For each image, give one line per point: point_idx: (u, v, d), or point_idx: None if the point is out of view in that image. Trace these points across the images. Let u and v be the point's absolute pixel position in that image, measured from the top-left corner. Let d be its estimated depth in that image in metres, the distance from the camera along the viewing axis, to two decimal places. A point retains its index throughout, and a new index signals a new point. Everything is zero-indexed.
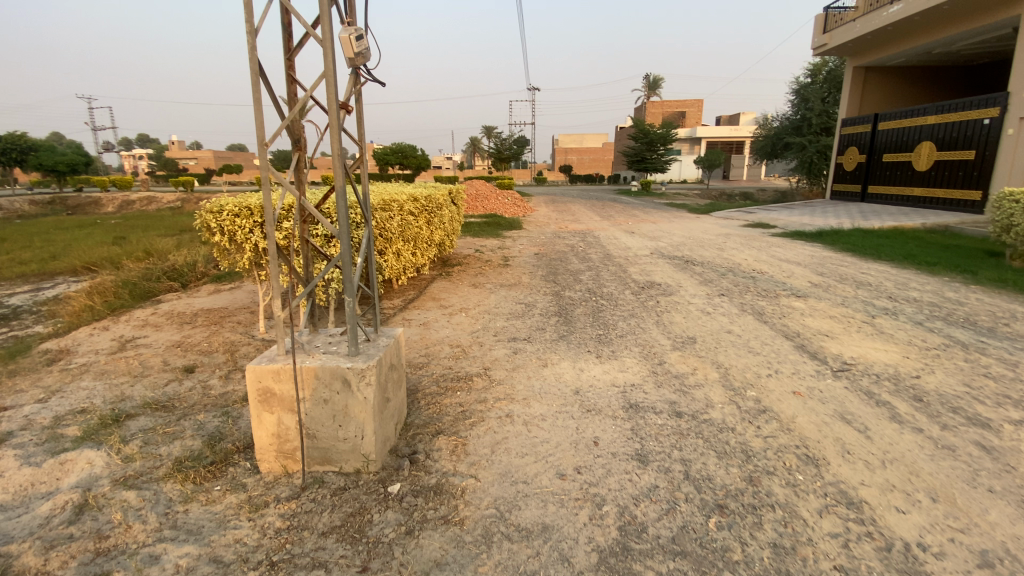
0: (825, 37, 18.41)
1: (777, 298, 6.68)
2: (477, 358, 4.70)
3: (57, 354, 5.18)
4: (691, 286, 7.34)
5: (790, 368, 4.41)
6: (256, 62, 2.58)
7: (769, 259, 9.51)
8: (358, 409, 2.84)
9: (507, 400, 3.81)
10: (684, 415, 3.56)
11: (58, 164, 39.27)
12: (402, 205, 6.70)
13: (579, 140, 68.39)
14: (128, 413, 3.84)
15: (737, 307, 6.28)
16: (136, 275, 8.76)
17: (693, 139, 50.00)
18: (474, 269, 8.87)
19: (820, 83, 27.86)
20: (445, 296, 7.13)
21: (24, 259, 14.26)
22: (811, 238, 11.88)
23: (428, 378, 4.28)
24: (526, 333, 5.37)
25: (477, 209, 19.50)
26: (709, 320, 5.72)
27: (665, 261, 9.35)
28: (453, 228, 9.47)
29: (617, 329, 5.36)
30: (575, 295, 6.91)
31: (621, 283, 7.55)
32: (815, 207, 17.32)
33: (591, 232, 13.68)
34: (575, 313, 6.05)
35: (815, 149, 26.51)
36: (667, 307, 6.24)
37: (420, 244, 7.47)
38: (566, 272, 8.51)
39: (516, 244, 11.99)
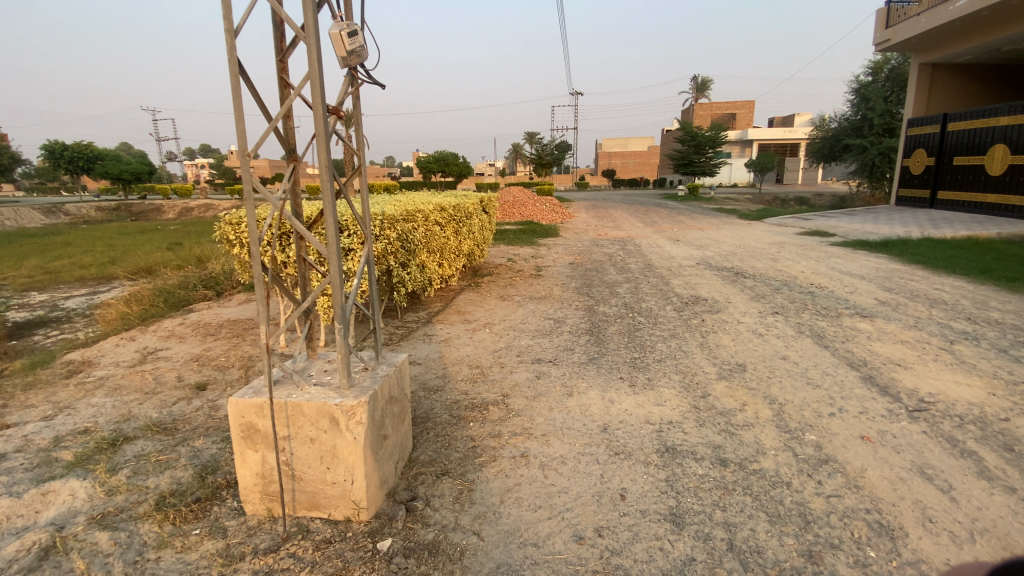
0: (887, 33, 16.99)
1: (839, 318, 5.97)
2: (496, 382, 4.32)
3: (79, 367, 5.24)
4: (739, 303, 6.70)
5: (856, 405, 3.78)
6: (236, 64, 2.33)
7: (829, 272, 8.67)
8: (346, 451, 2.50)
9: (524, 436, 3.40)
10: (730, 465, 3.05)
11: (125, 173, 41.81)
12: (428, 215, 6.41)
13: (623, 144, 67.20)
14: (127, 436, 3.71)
15: (793, 328, 5.63)
16: (174, 282, 8.94)
17: (743, 142, 48.02)
18: (505, 281, 8.51)
19: (883, 81, 26.01)
20: (471, 310, 6.80)
21: (86, 263, 15.11)
22: (876, 248, 10.84)
23: (442, 405, 3.94)
24: (553, 354, 4.94)
25: (514, 215, 19.24)
26: (759, 344, 5.12)
27: (711, 273, 8.69)
28: (484, 238, 9.17)
29: (654, 353, 4.86)
30: (610, 311, 6.43)
31: (661, 298, 7.00)
32: (879, 214, 16.00)
33: (631, 240, 13.11)
34: (609, 332, 5.57)
35: (878, 151, 24.72)
36: (711, 327, 5.66)
37: (447, 255, 7.18)
38: (602, 285, 8.01)
39: (552, 252, 11.57)
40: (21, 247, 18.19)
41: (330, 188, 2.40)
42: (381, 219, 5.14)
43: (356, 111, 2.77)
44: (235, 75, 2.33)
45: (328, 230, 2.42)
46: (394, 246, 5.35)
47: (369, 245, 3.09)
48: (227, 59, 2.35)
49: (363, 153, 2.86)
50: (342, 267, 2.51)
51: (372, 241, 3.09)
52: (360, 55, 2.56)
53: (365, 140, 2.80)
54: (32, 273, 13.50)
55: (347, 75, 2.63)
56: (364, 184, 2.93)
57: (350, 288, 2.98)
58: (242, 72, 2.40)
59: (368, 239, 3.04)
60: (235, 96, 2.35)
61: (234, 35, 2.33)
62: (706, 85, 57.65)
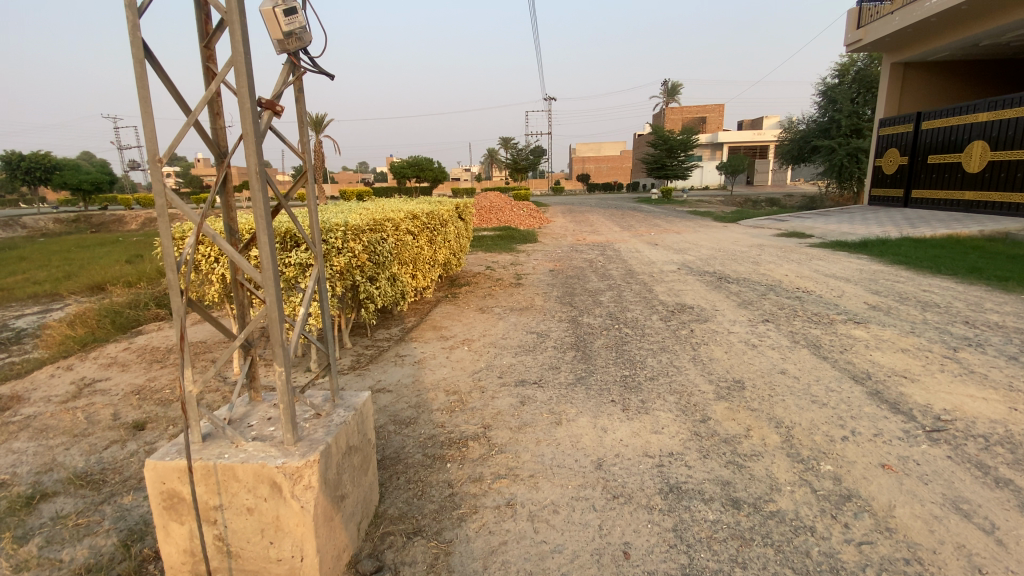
0: (860, 33, 17.26)
1: (832, 325, 5.71)
2: (476, 411, 3.88)
3: (4, 403, 4.58)
4: (729, 310, 6.40)
5: (869, 427, 3.48)
6: (139, 47, 1.88)
7: (813, 275, 8.50)
8: (292, 522, 2.05)
9: (509, 478, 2.98)
10: (744, 506, 2.67)
11: (83, 183, 39.91)
12: (399, 223, 5.94)
13: (597, 148, 67.59)
14: (48, 491, 3.08)
15: (787, 337, 5.34)
16: (123, 301, 8.21)
17: (714, 144, 48.57)
18: (483, 291, 8.06)
19: (848, 84, 26.47)
20: (448, 325, 6.36)
21: (36, 278, 14.06)
22: (854, 249, 10.78)
23: (414, 442, 3.49)
24: (537, 375, 4.52)
25: (491, 221, 18.83)
26: (755, 356, 4.80)
27: (695, 278, 8.43)
28: (460, 246, 8.74)
29: (646, 369, 4.50)
30: (595, 323, 6.05)
31: (647, 307, 6.66)
32: (854, 214, 16.13)
33: (611, 245, 12.83)
34: (595, 347, 5.18)
35: (846, 152, 25.13)
36: (704, 339, 5.32)
37: (421, 266, 6.72)
38: (584, 293, 7.66)
39: (531, 259, 11.17)
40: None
41: (262, 198, 1.97)
42: (344, 231, 4.65)
43: (300, 107, 2.34)
44: (138, 58, 1.89)
45: (260, 252, 1.97)
46: (361, 258, 4.87)
47: (319, 266, 2.64)
48: (129, 41, 1.90)
49: (310, 158, 2.42)
50: (280, 297, 2.06)
51: (323, 262, 2.64)
52: (300, 38, 2.13)
53: (311, 142, 2.36)
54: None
55: (287, 63, 2.20)
56: (311, 194, 2.49)
57: (297, 318, 2.53)
58: (149, 57, 1.96)
59: (318, 259, 2.59)
60: (140, 85, 1.91)
61: (136, 12, 1.89)
62: (677, 89, 58.24)
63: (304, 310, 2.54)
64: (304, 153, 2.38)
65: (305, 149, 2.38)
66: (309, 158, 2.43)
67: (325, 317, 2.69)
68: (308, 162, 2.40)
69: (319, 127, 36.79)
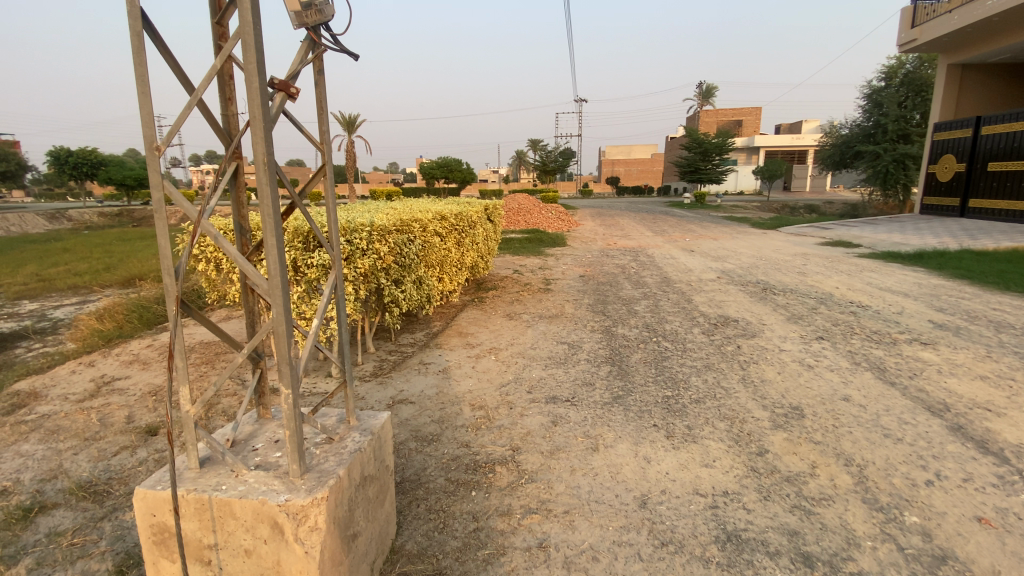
0: (915, 32, 16.27)
1: (895, 346, 5.19)
2: (504, 431, 3.56)
3: (22, 399, 4.47)
4: (777, 326, 5.93)
5: (956, 470, 3.03)
6: (136, 15, 1.62)
7: (866, 288, 7.91)
8: (295, 569, 1.79)
9: (541, 514, 2.66)
10: (817, 564, 2.29)
11: (128, 178, 41.42)
12: (426, 224, 5.65)
13: (627, 151, 66.66)
14: (48, 502, 2.88)
15: (846, 358, 4.86)
16: (152, 295, 8.18)
17: (750, 149, 47.22)
18: (511, 296, 7.75)
19: (896, 87, 25.16)
20: (474, 331, 6.07)
21: (78, 270, 14.42)
22: (908, 261, 10.07)
23: (436, 463, 3.20)
24: (570, 392, 4.17)
25: (519, 222, 18.55)
26: (812, 380, 4.35)
27: (737, 288, 7.95)
28: (489, 248, 8.46)
29: (691, 391, 4.12)
30: (631, 335, 5.66)
31: (686, 320, 6.24)
32: (904, 224, 15.23)
33: (644, 250, 12.36)
34: (632, 362, 4.81)
35: (892, 158, 23.94)
36: (752, 358, 4.88)
37: (448, 269, 6.44)
38: (619, 301, 7.28)
39: (560, 263, 10.82)
40: (10, 253, 17.50)
41: (271, 193, 1.68)
42: (370, 231, 4.36)
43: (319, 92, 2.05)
44: (133, 26, 1.63)
45: (267, 257, 1.69)
46: (387, 260, 4.59)
47: (337, 272, 2.34)
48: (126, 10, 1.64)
49: (329, 150, 2.13)
50: (289, 309, 1.77)
51: (341, 267, 2.35)
52: (320, 10, 1.85)
53: (330, 132, 2.07)
54: (18, 280, 12.83)
55: (305, 40, 1.92)
56: (329, 191, 2.19)
57: (309, 328, 2.24)
58: (149, 29, 1.70)
59: (336, 263, 2.30)
60: (137, 61, 1.64)
61: None
62: (711, 92, 56.89)
63: (317, 320, 2.25)
64: (323, 144, 2.09)
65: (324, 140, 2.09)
66: (328, 150, 2.13)
67: (342, 327, 2.40)
68: (327, 155, 2.11)
69: (353, 127, 37.24)
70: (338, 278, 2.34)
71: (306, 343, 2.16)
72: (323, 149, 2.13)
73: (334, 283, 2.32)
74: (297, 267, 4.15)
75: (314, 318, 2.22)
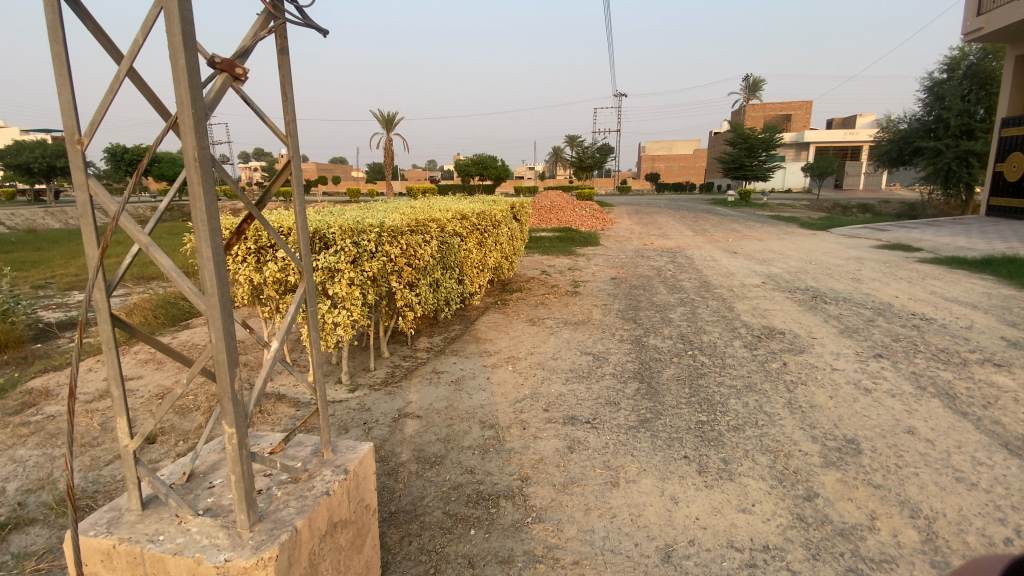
0: (980, 21, 14.88)
1: (966, 367, 4.55)
2: (513, 455, 3.22)
3: (34, 398, 4.43)
4: (826, 341, 5.35)
5: None
6: None
7: (929, 297, 7.15)
8: None
9: (546, 565, 2.30)
10: None
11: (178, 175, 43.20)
12: (445, 223, 5.35)
13: (667, 147, 64.91)
14: (25, 518, 2.73)
15: (908, 381, 4.28)
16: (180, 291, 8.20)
17: (798, 144, 45.00)
18: (536, 299, 7.38)
19: (958, 80, 23.19)
20: (495, 337, 5.74)
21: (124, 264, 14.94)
22: (976, 267, 9.12)
23: (436, 492, 2.88)
24: (590, 412, 3.79)
25: (551, 221, 18.15)
26: (869, 408, 3.82)
27: (782, 296, 7.34)
28: (515, 248, 8.13)
29: (728, 417, 3.67)
30: (662, 346, 5.21)
31: (724, 331, 5.72)
32: (970, 226, 14.00)
33: (681, 252, 11.75)
34: (662, 379, 4.37)
35: (955, 154, 22.15)
36: (798, 379, 4.36)
37: (468, 271, 6.13)
38: (651, 307, 6.81)
39: (591, 264, 10.38)
40: (69, 245, 18.40)
41: (205, 194, 1.39)
42: (380, 232, 4.06)
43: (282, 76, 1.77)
44: None
45: (201, 273, 1.39)
46: (398, 263, 4.29)
47: (308, 284, 2.01)
48: None
49: (297, 144, 1.82)
50: (232, 335, 1.48)
51: (313, 279, 2.03)
52: None
53: (295, 125, 1.76)
54: (71, 271, 13.36)
55: (262, 13, 1.63)
56: (297, 191, 1.88)
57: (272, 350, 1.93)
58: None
59: (306, 274, 1.98)
60: None
61: None
62: (757, 85, 54.58)
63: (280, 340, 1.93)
64: (288, 137, 1.78)
65: (288, 132, 1.77)
66: (295, 144, 1.82)
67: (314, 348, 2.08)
68: (294, 150, 1.80)
69: (390, 126, 37.60)
70: (309, 292, 2.01)
71: (263, 366, 1.85)
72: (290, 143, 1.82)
73: (306, 297, 2.00)
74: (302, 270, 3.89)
75: (276, 339, 1.90)
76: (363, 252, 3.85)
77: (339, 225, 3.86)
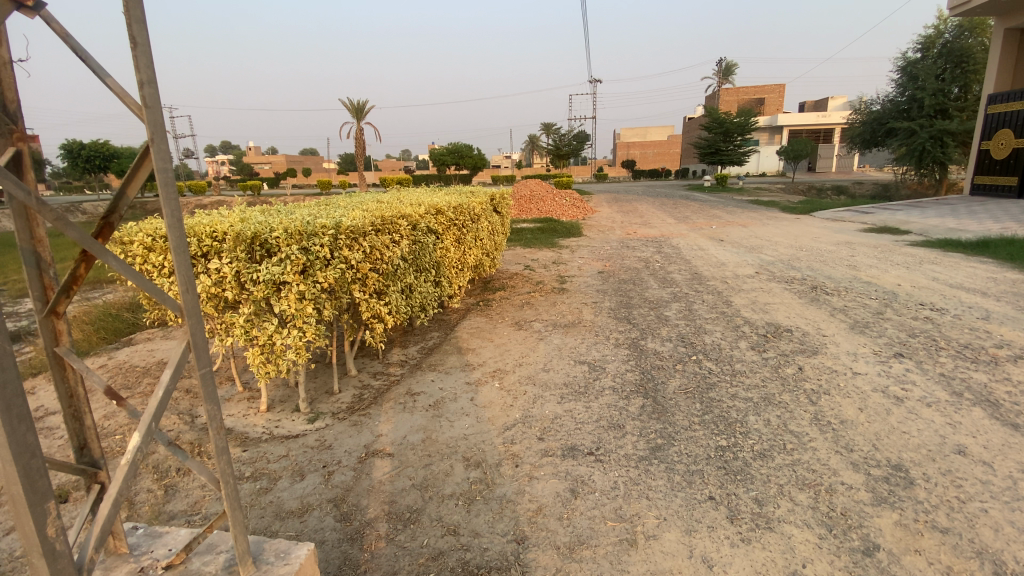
0: None
1: (997, 366, 4.16)
2: (506, 505, 2.66)
3: None
4: (840, 339, 4.90)
5: None
6: None
7: (934, 284, 6.82)
8: None
9: None
10: None
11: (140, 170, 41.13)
12: (417, 218, 4.71)
13: (643, 134, 64.65)
14: None
15: (940, 386, 3.85)
16: (124, 299, 7.31)
17: (773, 128, 45.12)
18: (520, 299, 6.80)
19: (933, 58, 23.07)
20: (477, 343, 5.18)
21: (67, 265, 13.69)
22: (971, 250, 8.88)
23: (412, 564, 2.31)
24: (593, 440, 3.24)
25: (531, 210, 17.56)
26: (907, 424, 3.35)
27: (782, 287, 6.91)
28: (496, 243, 7.52)
29: (752, 441, 3.17)
30: (664, 351, 4.67)
31: (728, 330, 5.22)
32: (956, 207, 13.88)
33: (667, 240, 11.31)
34: (669, 393, 3.84)
35: (928, 134, 22.17)
36: (821, 388, 3.88)
37: (445, 271, 5.51)
38: (645, 304, 6.31)
39: (576, 256, 9.83)
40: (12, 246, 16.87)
41: None
42: (336, 234, 3.41)
43: (123, 9, 1.18)
44: None
45: None
46: (361, 269, 3.65)
47: (194, 327, 1.45)
48: None
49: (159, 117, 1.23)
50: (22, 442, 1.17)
51: (201, 320, 1.46)
52: None
53: (150, 87, 1.17)
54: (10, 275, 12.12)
55: None
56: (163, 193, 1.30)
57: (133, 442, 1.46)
58: None
59: (187, 314, 1.41)
60: None
61: None
62: (731, 69, 54.46)
63: (147, 426, 1.47)
64: (143, 109, 1.18)
65: (142, 99, 1.19)
66: (159, 121, 1.23)
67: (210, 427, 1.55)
68: (152, 127, 1.20)
69: (361, 113, 36.26)
70: (195, 341, 1.44)
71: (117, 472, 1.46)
72: (146, 117, 1.23)
73: (192, 351, 1.45)
74: (241, 283, 3.23)
75: (139, 425, 1.45)
76: (315, 257, 3.21)
77: (285, 227, 3.21)
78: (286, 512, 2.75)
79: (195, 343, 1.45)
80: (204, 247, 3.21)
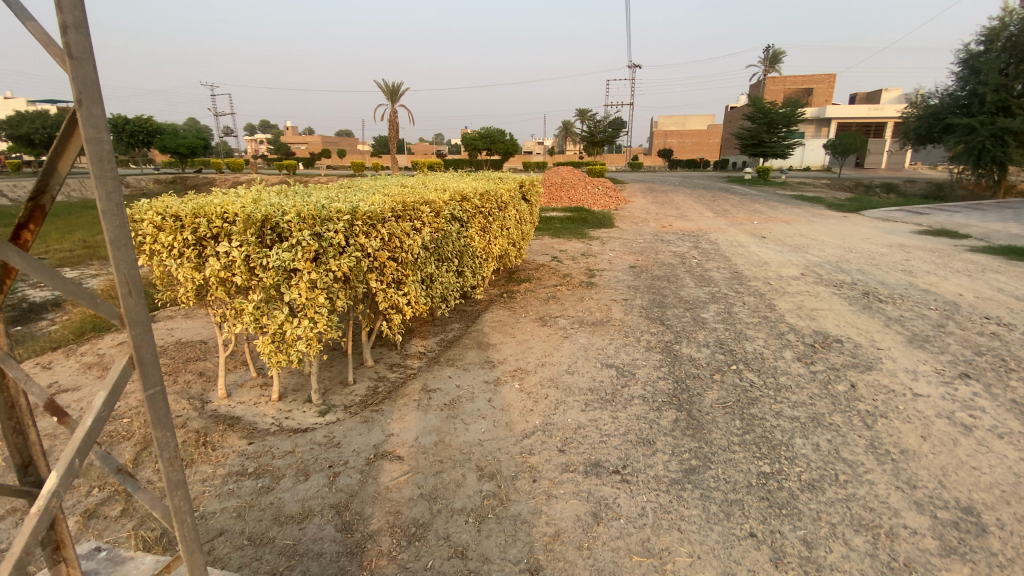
0: None
1: None
2: (521, 526, 2.42)
3: None
4: (896, 354, 4.45)
5: None
6: None
7: (1002, 296, 6.20)
8: None
9: None
10: None
11: (181, 147, 42.13)
12: (441, 205, 4.46)
13: (682, 123, 62.74)
14: None
15: (1016, 416, 3.41)
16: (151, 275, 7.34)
17: (819, 120, 43.01)
18: (546, 292, 6.51)
19: (997, 52, 20.98)
20: (499, 338, 4.93)
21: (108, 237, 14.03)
22: None
23: None
24: (619, 456, 2.96)
25: (561, 199, 17.14)
26: (978, 458, 2.95)
27: (829, 291, 6.41)
28: (523, 233, 7.24)
29: (799, 469, 2.83)
30: (701, 358, 4.32)
31: (771, 337, 4.82)
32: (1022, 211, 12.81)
33: (703, 235, 10.79)
34: (705, 406, 3.52)
35: (989, 132, 20.54)
36: (876, 411, 3.48)
37: (469, 260, 5.27)
38: (680, 303, 5.93)
39: (607, 249, 9.46)
40: (71, 214, 17.58)
41: None
42: (353, 219, 3.18)
43: None
44: None
45: None
46: (379, 258, 3.42)
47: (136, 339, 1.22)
48: None
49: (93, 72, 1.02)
50: None
51: (148, 331, 1.25)
52: None
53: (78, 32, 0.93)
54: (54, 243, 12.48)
55: None
56: (100, 166, 1.16)
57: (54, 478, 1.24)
58: None
59: (128, 323, 1.18)
60: None
61: None
62: (778, 57, 51.95)
63: (69, 462, 1.24)
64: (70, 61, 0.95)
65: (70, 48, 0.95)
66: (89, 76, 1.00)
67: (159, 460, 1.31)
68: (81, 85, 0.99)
69: (395, 96, 36.21)
70: (139, 356, 1.22)
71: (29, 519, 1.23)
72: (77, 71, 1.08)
73: (136, 368, 1.23)
74: (251, 268, 3.04)
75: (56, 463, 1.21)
76: (329, 244, 2.99)
77: (297, 211, 2.99)
78: (285, 517, 2.57)
79: (140, 358, 1.23)
80: (215, 229, 3.03)
